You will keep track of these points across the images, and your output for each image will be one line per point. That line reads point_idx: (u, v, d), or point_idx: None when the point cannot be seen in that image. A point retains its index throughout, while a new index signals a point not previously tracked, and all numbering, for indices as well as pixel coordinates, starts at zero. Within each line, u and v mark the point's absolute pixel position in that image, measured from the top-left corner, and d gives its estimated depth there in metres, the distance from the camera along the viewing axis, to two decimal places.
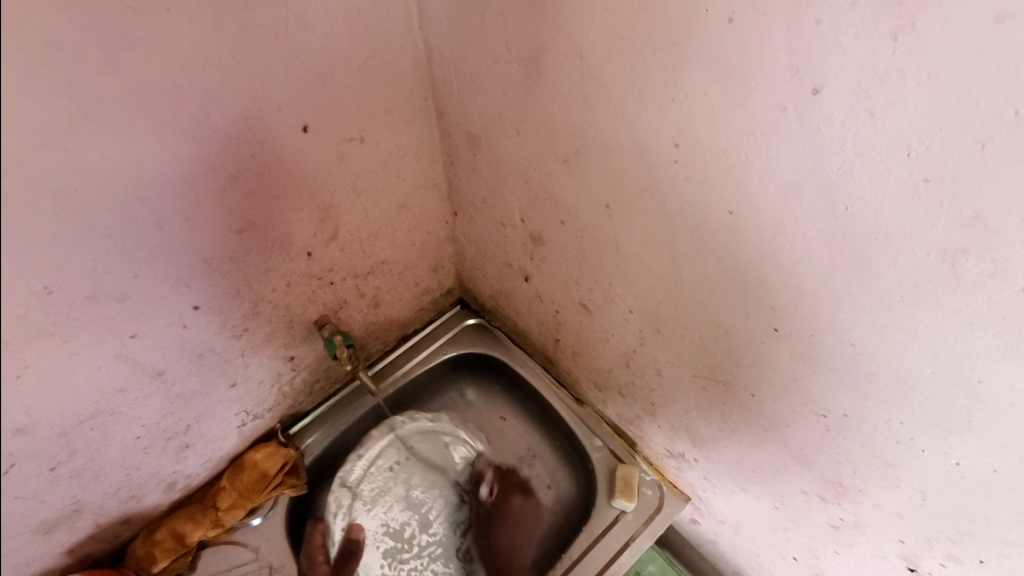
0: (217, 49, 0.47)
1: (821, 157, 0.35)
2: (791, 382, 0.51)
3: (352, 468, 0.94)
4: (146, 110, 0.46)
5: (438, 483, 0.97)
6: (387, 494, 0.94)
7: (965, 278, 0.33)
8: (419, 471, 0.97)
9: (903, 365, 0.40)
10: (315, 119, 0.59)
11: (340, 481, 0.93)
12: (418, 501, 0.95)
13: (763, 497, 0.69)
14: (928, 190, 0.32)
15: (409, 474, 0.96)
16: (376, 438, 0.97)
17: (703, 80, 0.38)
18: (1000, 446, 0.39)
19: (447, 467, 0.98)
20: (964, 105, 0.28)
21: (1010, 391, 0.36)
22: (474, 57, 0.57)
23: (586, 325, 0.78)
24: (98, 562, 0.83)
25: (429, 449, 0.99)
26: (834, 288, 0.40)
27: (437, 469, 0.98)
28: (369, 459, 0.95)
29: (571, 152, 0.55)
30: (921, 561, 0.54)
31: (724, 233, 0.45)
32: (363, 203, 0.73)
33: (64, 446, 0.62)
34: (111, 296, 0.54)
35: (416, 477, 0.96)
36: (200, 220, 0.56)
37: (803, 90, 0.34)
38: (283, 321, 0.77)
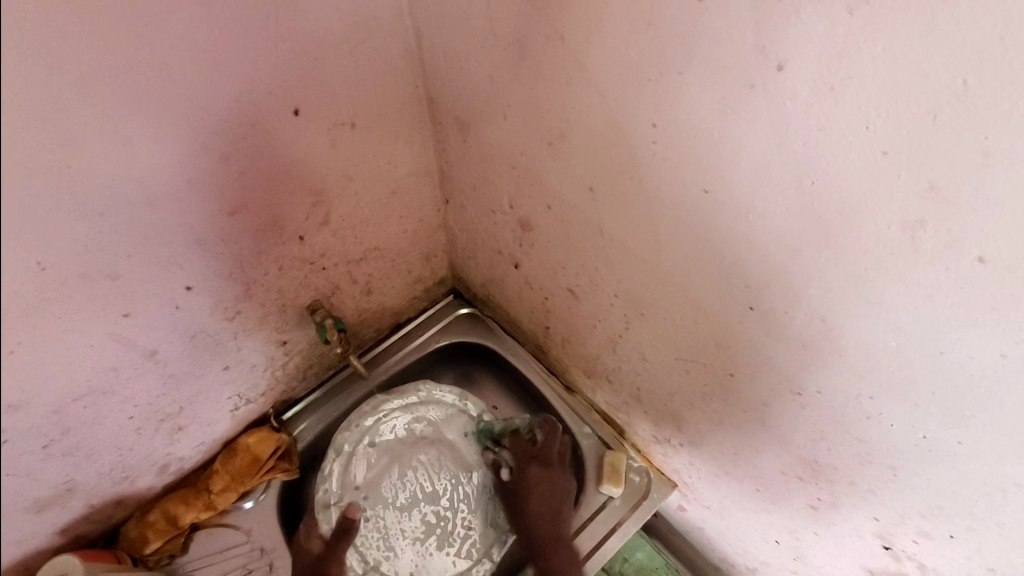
0: (208, 31, 0.48)
1: (788, 132, 0.36)
2: (768, 360, 0.52)
3: (327, 482, 0.88)
4: (139, 88, 0.47)
5: (425, 452, 0.92)
6: (380, 483, 0.90)
7: (924, 250, 0.34)
8: (397, 453, 0.92)
9: (871, 339, 0.41)
10: (306, 103, 0.60)
11: (320, 501, 0.87)
12: (413, 478, 0.90)
13: (745, 480, 0.70)
14: (888, 162, 0.33)
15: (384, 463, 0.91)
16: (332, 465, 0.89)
17: (676, 59, 0.39)
18: (963, 417, 0.40)
19: (427, 436, 0.93)
20: (916, 77, 0.29)
21: (972, 361, 0.37)
22: (463, 42, 0.58)
23: (574, 311, 0.79)
24: (92, 542, 0.84)
25: (389, 432, 0.93)
26: (806, 264, 0.42)
27: (415, 441, 0.93)
28: (339, 464, 0.90)
29: (556, 135, 0.56)
30: (896, 539, 0.55)
31: (701, 212, 0.47)
32: (355, 188, 0.74)
33: (57, 423, 0.63)
34: (104, 274, 0.55)
35: (397, 458, 0.91)
36: (192, 200, 0.57)
37: (769, 67, 0.35)
38: (276, 305, 0.79)
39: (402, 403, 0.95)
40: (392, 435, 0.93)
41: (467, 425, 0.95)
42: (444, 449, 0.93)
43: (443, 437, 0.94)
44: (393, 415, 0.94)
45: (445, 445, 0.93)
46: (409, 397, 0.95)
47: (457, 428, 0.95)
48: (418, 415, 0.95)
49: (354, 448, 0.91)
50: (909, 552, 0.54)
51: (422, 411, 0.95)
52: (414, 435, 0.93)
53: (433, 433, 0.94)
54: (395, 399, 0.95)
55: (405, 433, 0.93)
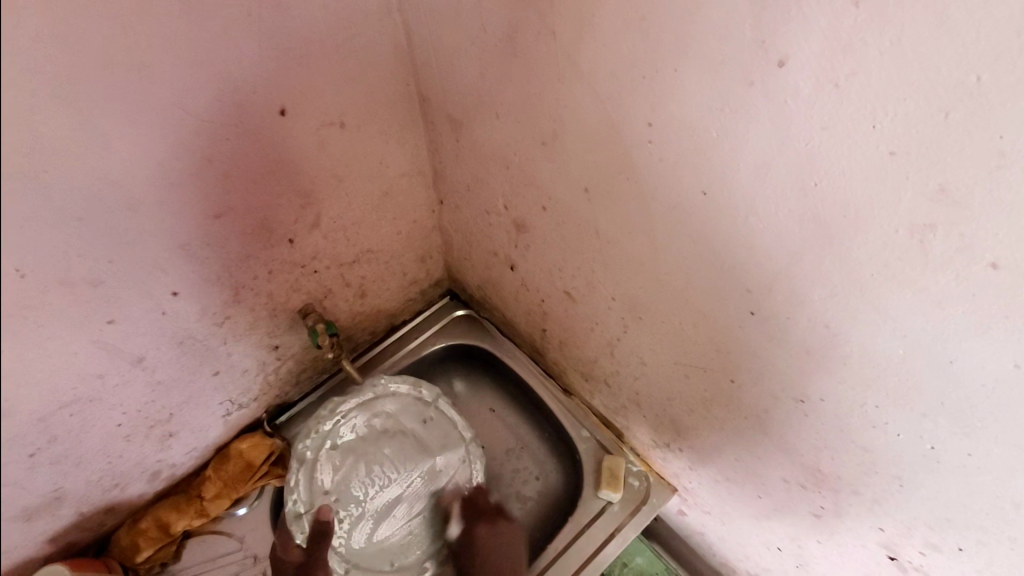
0: (188, 29, 0.47)
1: (789, 132, 0.35)
2: (769, 366, 0.50)
3: (294, 492, 0.84)
4: (117, 89, 0.45)
5: (388, 446, 0.89)
6: (349, 484, 0.86)
7: (934, 255, 0.33)
8: (361, 451, 0.88)
9: (877, 347, 0.40)
10: (293, 103, 0.59)
11: (291, 514, 0.83)
12: (381, 474, 0.86)
13: (746, 486, 0.68)
14: (895, 163, 0.31)
15: (348, 464, 0.87)
16: (294, 479, 0.84)
17: (671, 55, 0.38)
18: (973, 429, 0.38)
19: (388, 429, 0.90)
20: (927, 72, 0.27)
21: (983, 371, 0.35)
22: (452, 38, 0.56)
23: (571, 314, 0.77)
24: (83, 550, 0.83)
25: (346, 430, 0.89)
26: (808, 269, 0.40)
27: (376, 436, 0.89)
28: (303, 473, 0.85)
29: (549, 134, 0.54)
30: (902, 550, 0.53)
31: (699, 214, 0.45)
32: (345, 190, 0.72)
33: (43, 432, 0.62)
34: (86, 281, 0.53)
35: (361, 455, 0.88)
36: (177, 204, 0.55)
37: (770, 63, 0.33)
38: (266, 309, 0.77)
39: (359, 401, 0.91)
40: (352, 434, 0.89)
41: (426, 412, 0.92)
42: (408, 441, 0.90)
43: (403, 427, 0.91)
44: (351, 414, 0.90)
45: (408, 436, 0.90)
46: (366, 394, 0.91)
47: (415, 416, 0.92)
48: (377, 410, 0.91)
49: (316, 455, 0.86)
50: (916, 563, 0.53)
51: (378, 407, 0.91)
52: (376, 431, 0.90)
53: (394, 425, 0.90)
54: (352, 397, 0.91)
55: (365, 430, 0.90)
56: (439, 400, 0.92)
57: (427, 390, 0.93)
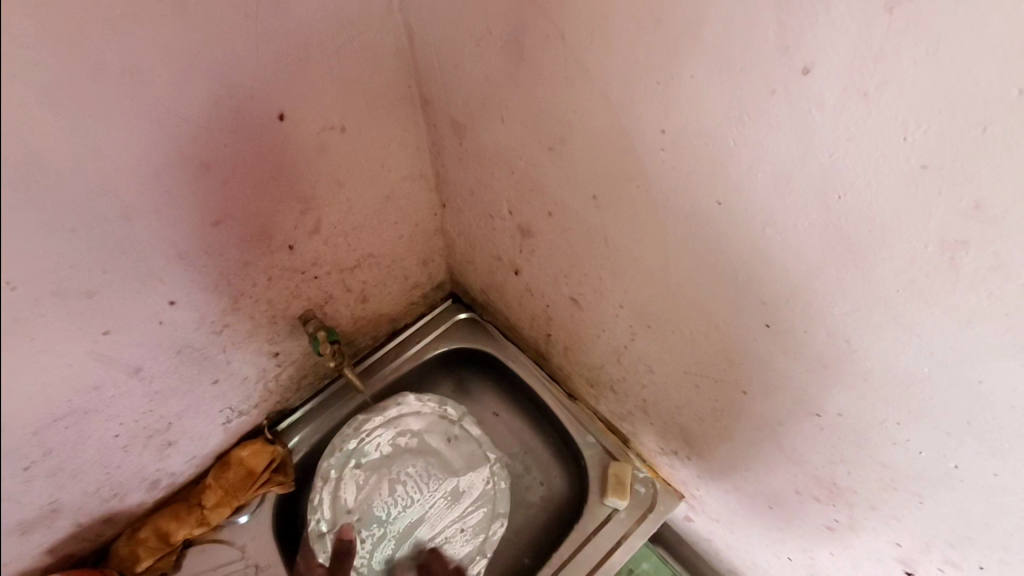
0: (181, 33, 0.45)
1: (812, 141, 0.33)
2: (784, 379, 0.49)
3: (318, 510, 0.86)
4: (107, 96, 0.43)
5: (411, 466, 0.91)
6: (371, 503, 0.88)
7: (965, 272, 0.31)
8: (385, 470, 0.90)
9: (900, 363, 0.38)
10: (292, 107, 0.57)
11: (313, 532, 0.85)
12: (404, 494, 0.89)
13: (757, 496, 0.67)
14: (926, 177, 0.29)
15: (371, 483, 0.89)
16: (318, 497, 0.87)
17: (688, 60, 0.36)
18: (1000, 449, 0.37)
19: (412, 449, 0.92)
20: (964, 84, 0.26)
21: (1013, 392, 0.34)
22: (456, 40, 0.55)
23: (577, 320, 0.76)
24: (81, 560, 0.81)
25: (372, 450, 0.91)
26: (829, 283, 0.38)
27: (400, 455, 0.92)
28: (328, 491, 0.88)
29: (556, 140, 0.53)
30: (918, 565, 0.52)
31: (713, 224, 0.43)
32: (346, 195, 0.71)
33: (38, 445, 0.60)
34: (79, 292, 0.52)
35: (386, 474, 0.90)
36: (172, 212, 0.54)
37: (793, 70, 0.31)
38: (266, 316, 0.76)
39: (384, 420, 0.92)
40: (377, 453, 0.91)
41: (451, 430, 0.93)
42: (431, 460, 0.91)
43: (428, 447, 0.92)
44: (375, 433, 0.92)
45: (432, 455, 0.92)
46: (390, 412, 0.93)
47: (440, 435, 0.93)
48: (401, 429, 0.93)
49: (341, 473, 0.89)
50: None
51: (403, 425, 0.93)
52: (400, 450, 0.92)
53: (418, 445, 0.92)
54: (377, 416, 0.92)
55: (388, 449, 0.91)
56: (463, 419, 0.93)
57: (454, 406, 0.94)
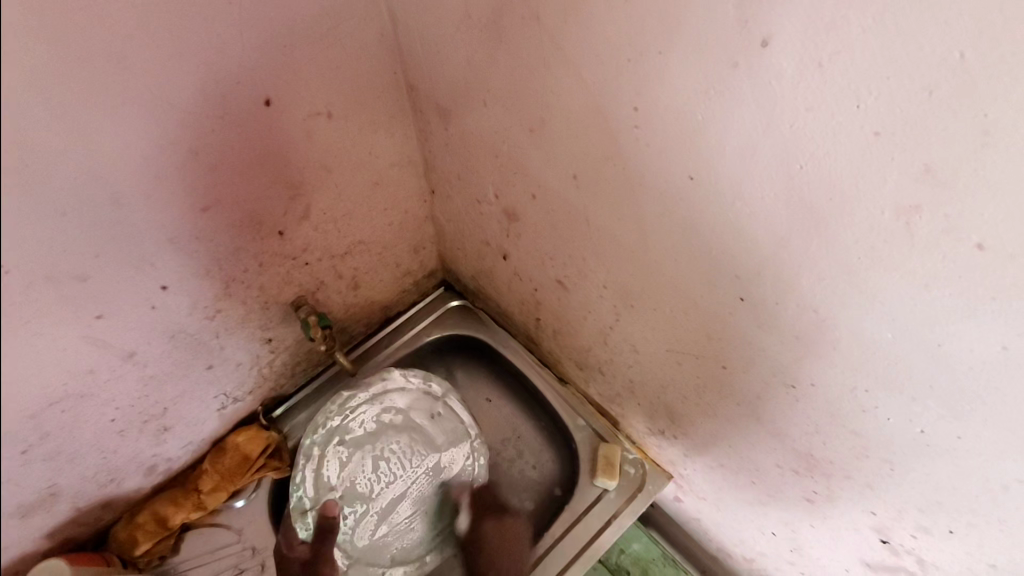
0: (166, 18, 0.46)
1: (774, 113, 0.34)
2: (760, 352, 0.50)
3: (300, 487, 0.87)
4: (95, 81, 0.44)
5: (393, 440, 0.92)
6: (354, 479, 0.89)
7: (920, 237, 0.32)
8: (369, 445, 0.91)
9: (866, 330, 0.39)
10: (278, 93, 0.58)
11: (295, 508, 0.86)
12: (387, 469, 0.90)
13: (740, 472, 0.68)
14: (879, 144, 0.31)
15: (355, 458, 0.90)
16: (299, 473, 0.88)
17: (656, 37, 0.37)
18: (962, 411, 0.38)
19: (396, 425, 0.93)
20: (909, 51, 0.27)
21: (971, 354, 0.35)
22: (437, 25, 0.55)
23: (564, 303, 0.77)
24: (81, 545, 0.83)
25: (353, 427, 0.92)
26: (796, 254, 0.40)
27: (382, 431, 0.93)
28: (311, 468, 0.89)
29: (537, 121, 0.54)
30: (893, 533, 0.54)
31: (687, 200, 0.44)
32: (335, 181, 0.72)
33: (36, 429, 0.61)
34: (73, 276, 0.53)
35: (369, 449, 0.91)
36: (162, 197, 0.55)
37: (752, 43, 0.32)
38: (258, 302, 0.77)
39: (369, 396, 0.93)
40: (361, 428, 0.92)
41: (435, 407, 0.94)
42: (414, 437, 0.93)
43: (412, 423, 0.94)
44: (359, 409, 0.92)
45: (413, 430, 0.93)
46: (374, 388, 0.93)
47: (424, 411, 0.94)
48: (386, 405, 0.93)
49: (324, 450, 0.90)
50: (907, 546, 0.53)
51: (388, 401, 0.94)
52: (383, 425, 0.93)
53: (401, 421, 0.93)
54: (360, 392, 0.93)
55: (372, 424, 0.92)
56: (449, 395, 0.94)
57: (436, 384, 0.95)
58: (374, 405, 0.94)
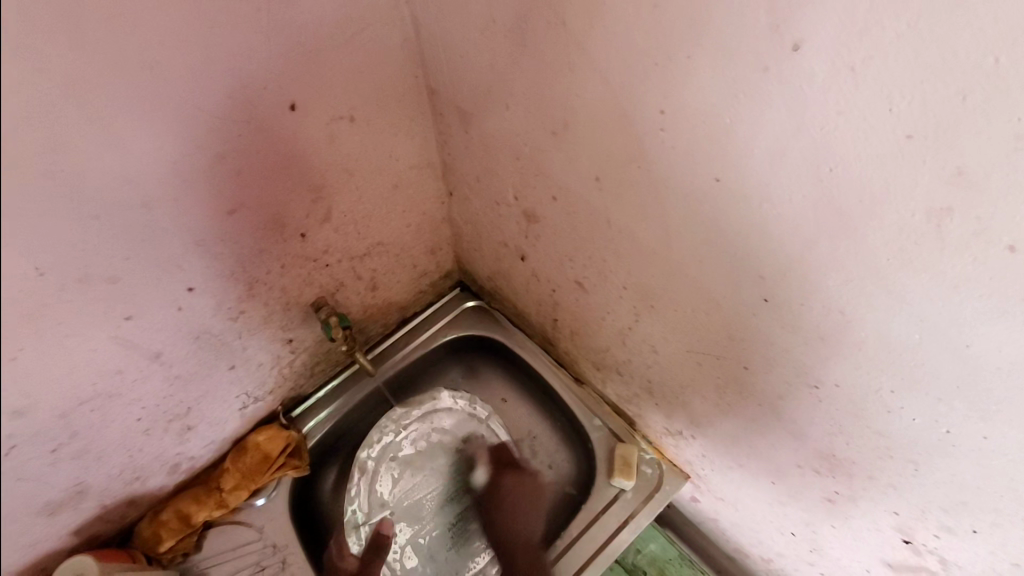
0: (196, 25, 0.47)
1: (804, 117, 0.34)
2: (783, 353, 0.50)
3: (353, 502, 0.94)
4: (129, 88, 0.45)
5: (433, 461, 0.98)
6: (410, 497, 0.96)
7: (951, 239, 0.32)
8: (419, 464, 0.97)
9: (893, 331, 0.40)
10: (303, 98, 0.59)
11: (350, 523, 0.92)
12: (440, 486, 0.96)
13: (759, 472, 0.68)
14: (911, 146, 0.31)
15: (413, 476, 0.97)
16: (352, 486, 0.94)
17: (685, 42, 0.37)
18: (989, 412, 0.38)
19: (445, 445, 0.99)
20: (944, 56, 0.27)
21: (999, 355, 0.35)
22: (461, 30, 0.56)
23: (582, 303, 0.77)
24: (106, 542, 0.84)
25: (403, 449, 0.98)
26: (823, 257, 0.40)
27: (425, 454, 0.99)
28: (365, 482, 0.95)
29: (559, 124, 0.54)
30: (915, 533, 0.54)
31: (712, 202, 0.45)
32: (356, 183, 0.73)
33: (65, 427, 0.63)
34: (104, 278, 0.54)
35: (419, 466, 0.97)
36: (190, 200, 0.56)
37: (783, 47, 0.33)
38: (280, 303, 0.78)
39: (421, 414, 1.00)
40: (411, 446, 0.98)
41: (478, 429, 0.99)
42: (461, 455, 0.98)
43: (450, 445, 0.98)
44: (411, 427, 0.99)
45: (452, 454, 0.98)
46: (426, 406, 1.00)
47: (469, 433, 0.99)
48: (435, 425, 1.00)
49: (378, 465, 0.96)
50: (930, 546, 0.53)
51: (437, 421, 1.00)
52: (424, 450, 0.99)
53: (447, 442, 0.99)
54: (413, 410, 1.00)
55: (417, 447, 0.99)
56: (491, 418, 0.99)
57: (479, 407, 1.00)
58: (423, 424, 1.00)
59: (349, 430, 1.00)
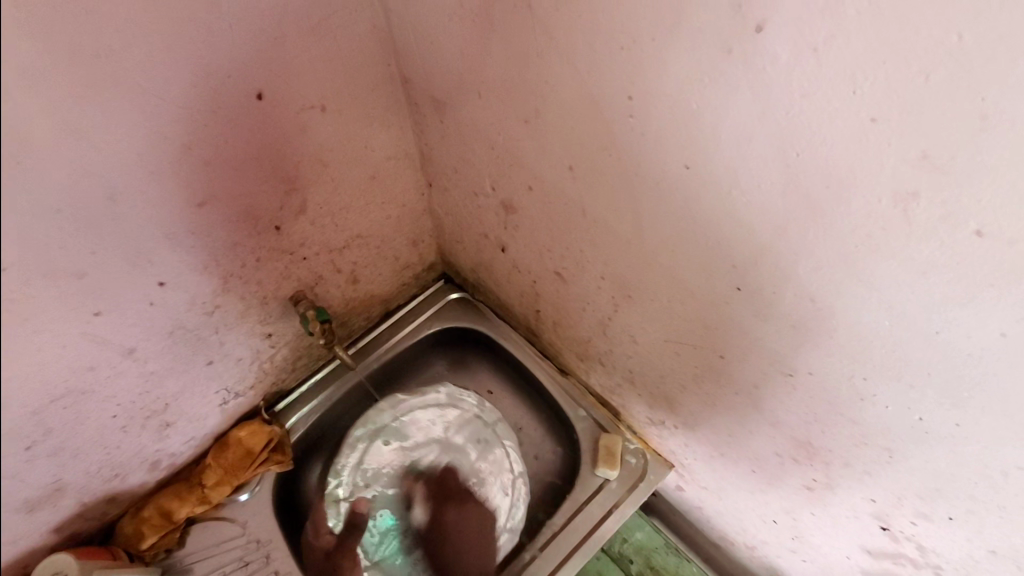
0: (155, 11, 0.45)
1: (769, 101, 0.34)
2: (758, 342, 0.50)
3: (339, 476, 0.91)
4: (85, 77, 0.44)
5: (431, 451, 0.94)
6: (400, 478, 0.93)
7: (918, 223, 0.32)
8: (407, 458, 0.94)
9: (864, 319, 0.39)
10: (271, 86, 0.57)
11: (330, 495, 0.90)
12: (438, 474, 0.93)
13: (740, 460, 0.68)
14: (876, 129, 0.30)
15: (404, 460, 0.94)
16: (343, 457, 0.92)
17: (650, 24, 0.36)
18: (960, 399, 0.38)
19: (451, 425, 0.96)
20: (905, 34, 0.27)
21: (969, 341, 0.35)
22: (430, 14, 0.55)
23: (563, 294, 0.77)
24: (87, 540, 0.83)
25: (405, 429, 0.95)
26: (796, 244, 0.39)
27: (417, 449, 0.94)
28: (353, 459, 0.92)
29: (532, 112, 0.53)
30: (892, 520, 0.54)
31: (682, 189, 0.44)
32: (331, 174, 0.71)
33: (38, 425, 0.61)
34: (69, 273, 0.52)
35: (417, 452, 0.94)
36: (158, 193, 0.54)
37: (747, 29, 0.32)
38: (257, 297, 0.77)
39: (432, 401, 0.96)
40: (415, 433, 0.95)
41: (484, 431, 0.95)
42: (458, 451, 0.94)
43: (464, 446, 0.94)
44: (416, 413, 0.96)
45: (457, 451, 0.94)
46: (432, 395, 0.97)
47: (472, 433, 0.95)
48: (445, 412, 0.96)
49: (370, 443, 0.93)
50: (907, 532, 0.53)
51: (449, 411, 0.96)
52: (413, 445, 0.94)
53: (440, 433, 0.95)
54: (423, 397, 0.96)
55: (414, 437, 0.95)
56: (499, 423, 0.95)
57: (487, 411, 0.95)
58: (433, 409, 0.96)
59: (333, 425, 1.00)
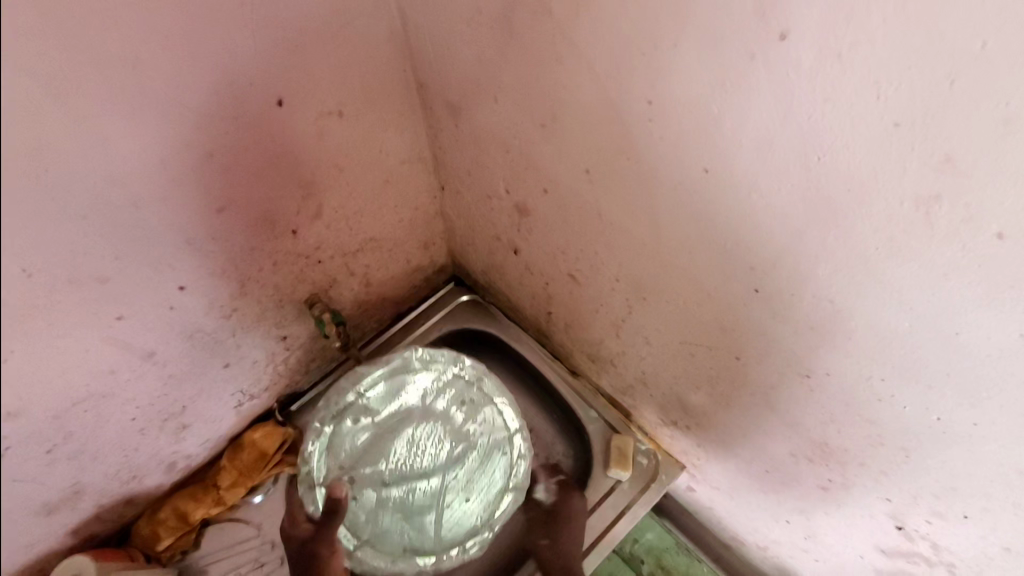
0: (181, 21, 0.46)
1: (792, 107, 0.34)
2: (774, 343, 0.50)
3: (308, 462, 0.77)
4: (113, 86, 0.45)
5: (414, 427, 0.79)
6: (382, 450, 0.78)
7: (939, 226, 0.32)
8: (383, 428, 0.79)
9: (883, 320, 0.40)
10: (290, 93, 0.58)
11: (304, 483, 0.77)
12: (427, 440, 0.79)
13: (753, 460, 0.69)
14: (899, 134, 0.31)
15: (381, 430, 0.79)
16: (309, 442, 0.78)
17: (672, 31, 0.37)
18: (979, 398, 0.39)
19: (427, 390, 0.82)
20: (930, 42, 0.27)
21: (988, 341, 0.35)
22: (448, 20, 0.55)
23: (576, 297, 0.77)
24: (104, 541, 0.84)
25: (376, 398, 0.81)
26: (815, 247, 0.40)
27: (391, 416, 0.80)
28: (320, 442, 0.79)
29: (549, 116, 0.54)
30: (907, 519, 0.54)
31: (701, 192, 0.45)
32: (347, 178, 0.72)
33: (60, 428, 0.62)
34: (94, 278, 0.53)
35: (394, 422, 0.80)
36: (180, 198, 0.55)
37: (770, 37, 0.33)
38: (273, 300, 0.78)
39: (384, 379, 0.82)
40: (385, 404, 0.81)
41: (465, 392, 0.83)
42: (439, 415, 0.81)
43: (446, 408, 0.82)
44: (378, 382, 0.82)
45: (442, 418, 0.80)
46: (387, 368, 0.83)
47: (452, 396, 0.82)
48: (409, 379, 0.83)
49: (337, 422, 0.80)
50: (921, 531, 0.54)
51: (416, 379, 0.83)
52: (376, 425, 0.79)
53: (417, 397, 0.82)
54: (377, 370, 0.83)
55: (386, 410, 0.81)
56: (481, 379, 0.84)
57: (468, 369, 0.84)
58: (396, 376, 0.83)
59: None
